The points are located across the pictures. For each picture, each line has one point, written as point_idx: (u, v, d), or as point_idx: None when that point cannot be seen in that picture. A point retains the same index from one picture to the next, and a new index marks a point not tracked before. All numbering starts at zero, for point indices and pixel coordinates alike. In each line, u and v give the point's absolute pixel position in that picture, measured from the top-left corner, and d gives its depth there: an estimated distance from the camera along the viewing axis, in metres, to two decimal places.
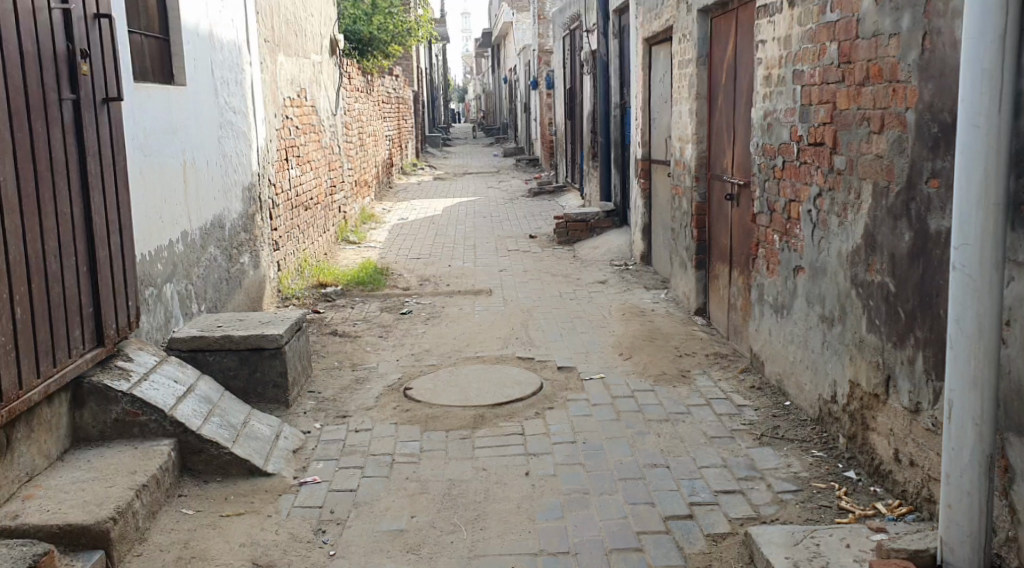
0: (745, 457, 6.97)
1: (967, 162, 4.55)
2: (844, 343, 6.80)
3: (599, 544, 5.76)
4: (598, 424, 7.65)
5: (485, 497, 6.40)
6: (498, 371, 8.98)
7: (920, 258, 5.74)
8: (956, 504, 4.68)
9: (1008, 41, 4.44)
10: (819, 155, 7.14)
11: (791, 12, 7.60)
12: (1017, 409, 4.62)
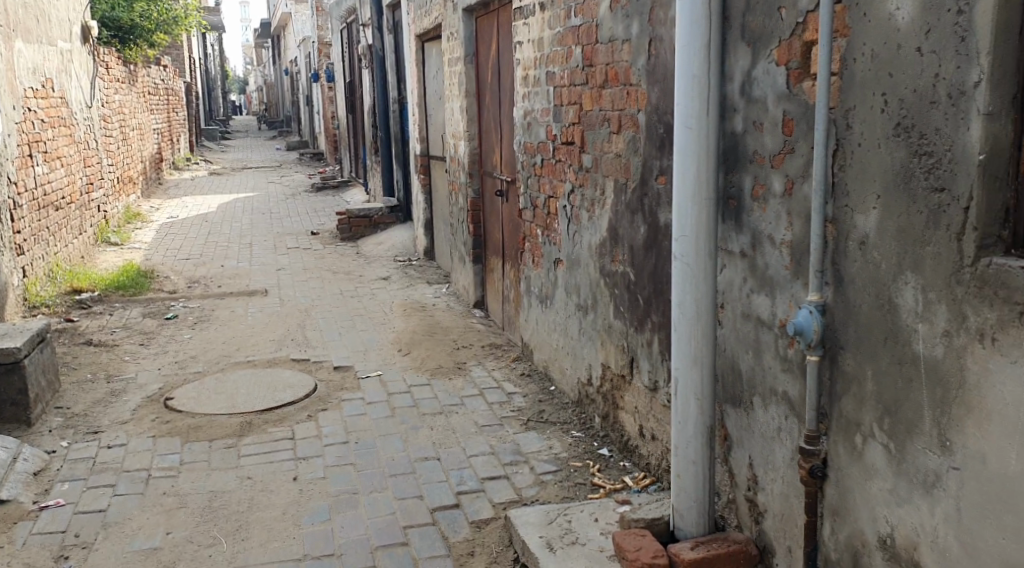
0: (512, 443, 7.22)
1: (682, 162, 4.92)
2: (596, 329, 7.20)
3: (365, 543, 5.77)
4: (371, 422, 7.66)
5: (249, 506, 6.23)
6: (270, 375, 8.74)
7: (653, 249, 6.18)
8: (683, 473, 5.07)
9: (713, 52, 4.81)
10: (569, 153, 7.49)
11: (542, 15, 7.85)
12: (732, 383, 5.08)
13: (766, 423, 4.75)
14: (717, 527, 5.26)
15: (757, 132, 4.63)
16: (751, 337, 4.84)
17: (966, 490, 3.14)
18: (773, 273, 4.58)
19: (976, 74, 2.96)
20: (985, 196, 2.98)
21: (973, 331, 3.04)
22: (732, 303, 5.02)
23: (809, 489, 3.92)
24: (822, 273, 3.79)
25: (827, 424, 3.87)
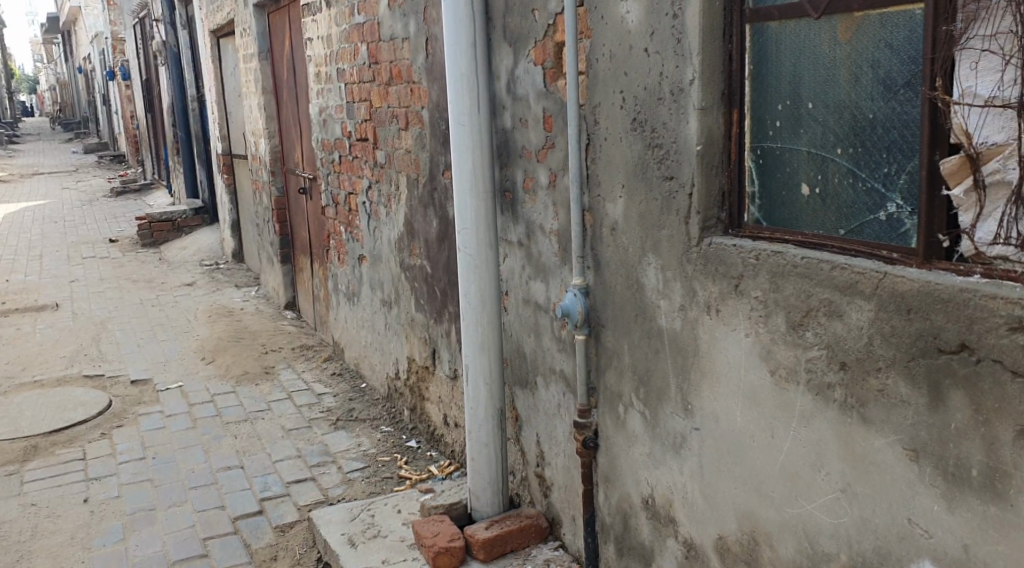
0: (320, 443, 6.23)
1: (456, 160, 4.07)
2: (400, 323, 6.04)
3: (160, 559, 4.99)
4: (172, 436, 6.66)
5: (32, 535, 5.33)
6: (58, 395, 7.75)
7: (445, 241, 5.09)
8: (476, 456, 4.17)
9: (479, 49, 4.02)
10: (364, 150, 6.13)
11: (329, 9, 6.47)
12: (517, 365, 4.20)
13: (549, 400, 3.97)
14: (511, 506, 4.37)
15: (524, 128, 3.89)
16: (530, 320, 4.04)
17: (706, 450, 3.09)
18: (545, 259, 3.85)
19: (691, 73, 2.95)
20: (704, 182, 2.97)
21: (702, 304, 3.01)
22: (515, 290, 4.15)
23: (585, 462, 3.67)
24: (583, 259, 3.54)
25: (598, 397, 3.62)
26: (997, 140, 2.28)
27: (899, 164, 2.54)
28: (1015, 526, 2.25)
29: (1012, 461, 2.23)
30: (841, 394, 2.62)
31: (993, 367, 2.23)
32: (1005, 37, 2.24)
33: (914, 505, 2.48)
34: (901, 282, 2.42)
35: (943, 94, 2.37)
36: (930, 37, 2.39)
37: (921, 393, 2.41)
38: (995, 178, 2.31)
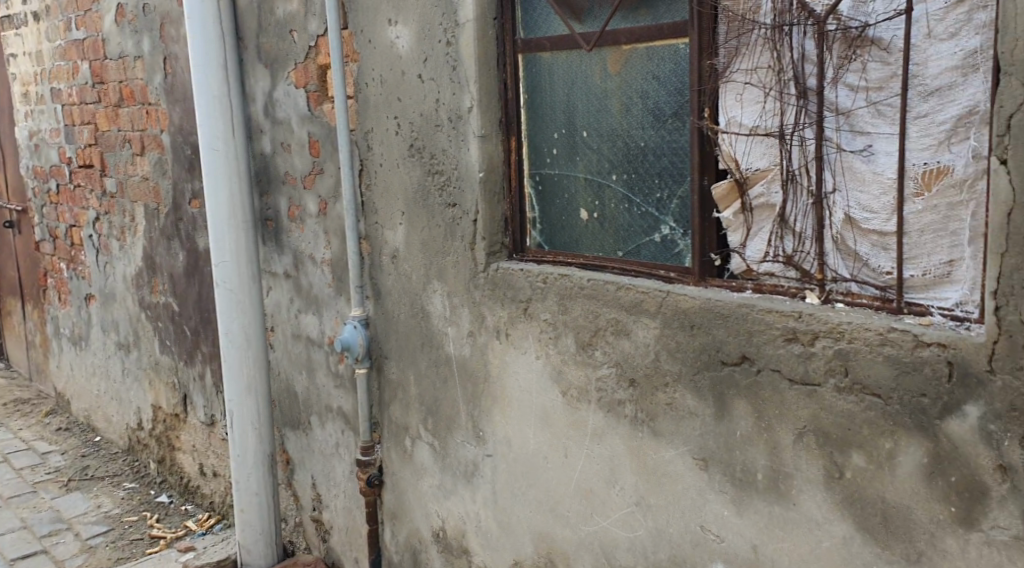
0: (50, 510, 5.36)
1: (208, 189, 3.72)
2: (142, 367, 5.52)
3: None
4: None
5: None
6: None
7: (195, 276, 4.72)
8: (246, 507, 3.86)
9: (230, 70, 3.75)
10: (89, 177, 5.56)
11: (38, 23, 5.83)
12: (287, 404, 3.98)
13: (325, 439, 3.78)
14: (284, 555, 4.11)
15: (286, 152, 3.71)
16: (301, 355, 3.84)
17: (499, 475, 3.05)
18: (317, 292, 3.68)
19: (469, 100, 2.92)
20: (488, 210, 2.94)
21: (491, 329, 2.98)
22: (282, 325, 3.94)
23: (369, 500, 3.54)
24: (361, 288, 3.42)
25: (380, 431, 3.51)
26: (761, 166, 2.39)
27: (670, 189, 2.60)
28: (799, 523, 2.35)
29: (793, 462, 2.33)
30: (632, 409, 2.63)
31: (772, 376, 2.33)
32: (763, 71, 2.34)
33: (705, 512, 2.54)
34: (683, 300, 2.47)
35: (710, 123, 2.45)
36: (695, 70, 2.46)
37: (706, 405, 2.47)
38: (760, 202, 2.41)
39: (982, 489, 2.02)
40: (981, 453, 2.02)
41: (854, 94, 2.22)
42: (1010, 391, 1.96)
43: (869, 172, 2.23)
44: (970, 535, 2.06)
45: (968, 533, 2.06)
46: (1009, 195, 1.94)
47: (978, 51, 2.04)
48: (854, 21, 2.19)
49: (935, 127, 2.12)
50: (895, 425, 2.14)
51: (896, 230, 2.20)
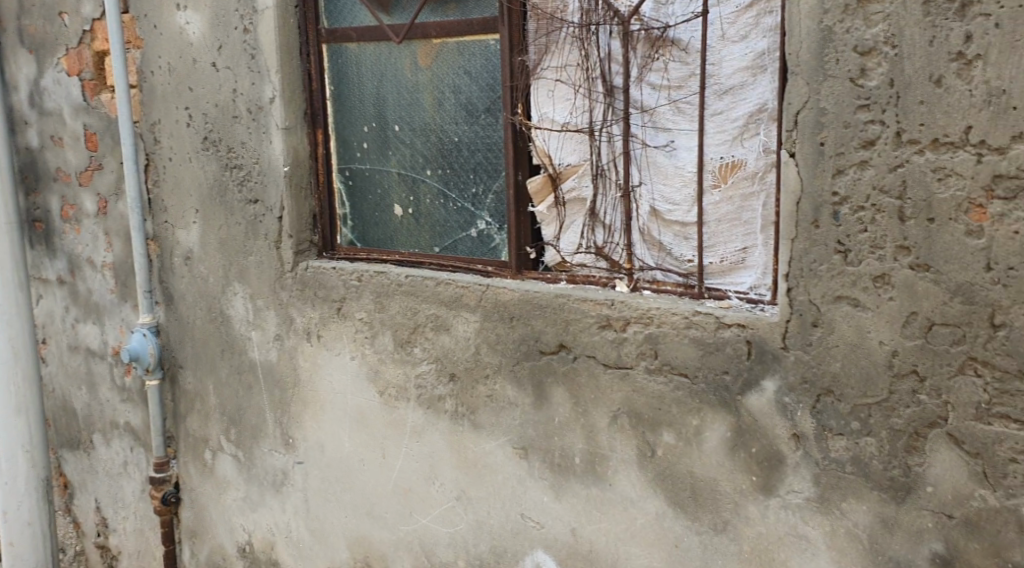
0: None
1: None
2: None
3: None
4: None
5: None
6: None
7: None
8: (16, 540, 3.47)
9: None
10: None
11: None
12: (66, 423, 3.66)
13: (110, 459, 3.50)
14: None
15: (56, 147, 3.39)
16: (81, 370, 3.53)
17: (311, 482, 2.94)
18: (98, 299, 3.39)
19: (270, 91, 2.79)
20: (296, 204, 2.83)
21: (301, 331, 2.87)
22: (56, 338, 3.60)
23: (164, 520, 3.31)
24: (150, 293, 3.20)
25: (176, 446, 3.29)
26: (572, 161, 2.42)
27: (485, 184, 2.61)
28: (614, 503, 2.32)
29: (608, 443, 2.31)
30: (452, 404, 2.59)
31: (588, 362, 2.30)
32: (572, 68, 2.37)
33: (525, 499, 2.48)
34: (502, 293, 2.44)
35: (523, 119, 2.46)
36: (506, 67, 2.46)
37: (525, 395, 2.43)
38: (572, 196, 2.44)
39: (778, 456, 2.04)
40: (777, 423, 2.03)
41: (657, 92, 2.28)
42: (801, 364, 1.98)
43: (671, 167, 2.29)
44: (769, 501, 2.06)
45: (767, 499, 2.06)
46: (796, 186, 1.95)
47: (765, 53, 2.14)
48: (655, 23, 2.26)
49: (730, 123, 2.21)
50: (700, 403, 2.14)
51: (697, 221, 2.28)
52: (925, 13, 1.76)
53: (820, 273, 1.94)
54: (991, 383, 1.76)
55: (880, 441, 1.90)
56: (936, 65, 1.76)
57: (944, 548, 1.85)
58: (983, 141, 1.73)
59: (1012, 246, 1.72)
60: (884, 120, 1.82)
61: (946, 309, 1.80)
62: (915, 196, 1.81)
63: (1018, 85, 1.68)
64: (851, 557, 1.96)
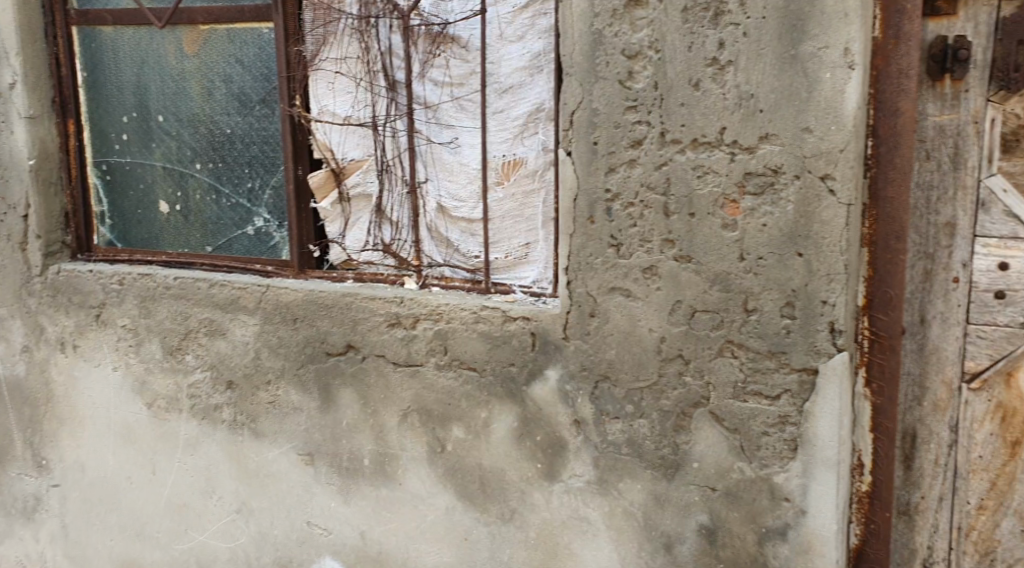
0: None
1: None
2: None
3: None
4: None
5: None
6: None
7: None
8: None
9: None
10: None
11: None
12: None
13: None
14: None
15: None
16: None
17: (69, 505, 2.69)
18: None
19: (11, 76, 2.55)
20: (43, 202, 2.59)
21: (53, 340, 2.62)
22: None
23: None
24: None
25: None
26: (355, 156, 2.34)
27: (262, 179, 2.50)
28: (403, 501, 2.19)
29: (398, 442, 2.17)
30: (230, 413, 2.43)
31: (378, 361, 2.17)
32: (352, 61, 2.29)
33: (311, 506, 2.34)
34: (285, 293, 2.30)
35: (301, 111, 2.37)
36: (283, 57, 2.36)
37: (312, 399, 2.29)
38: (357, 192, 2.35)
39: (561, 442, 1.93)
40: (559, 412, 1.92)
41: (439, 89, 2.22)
42: (581, 353, 1.87)
43: (456, 164, 2.23)
44: (553, 486, 1.95)
45: (552, 486, 1.95)
46: (572, 183, 1.81)
47: (542, 53, 2.10)
48: (435, 19, 2.20)
49: (509, 121, 2.16)
50: (488, 397, 2.02)
51: (482, 218, 2.22)
52: (683, 21, 1.66)
53: (596, 266, 1.82)
54: (746, 363, 1.70)
55: (651, 422, 1.81)
56: (694, 69, 1.66)
57: (709, 520, 1.76)
58: (736, 140, 1.64)
59: (761, 238, 1.64)
60: (649, 120, 1.71)
61: (706, 297, 1.71)
62: (678, 193, 1.71)
63: (764, 90, 1.60)
64: (627, 536, 1.86)
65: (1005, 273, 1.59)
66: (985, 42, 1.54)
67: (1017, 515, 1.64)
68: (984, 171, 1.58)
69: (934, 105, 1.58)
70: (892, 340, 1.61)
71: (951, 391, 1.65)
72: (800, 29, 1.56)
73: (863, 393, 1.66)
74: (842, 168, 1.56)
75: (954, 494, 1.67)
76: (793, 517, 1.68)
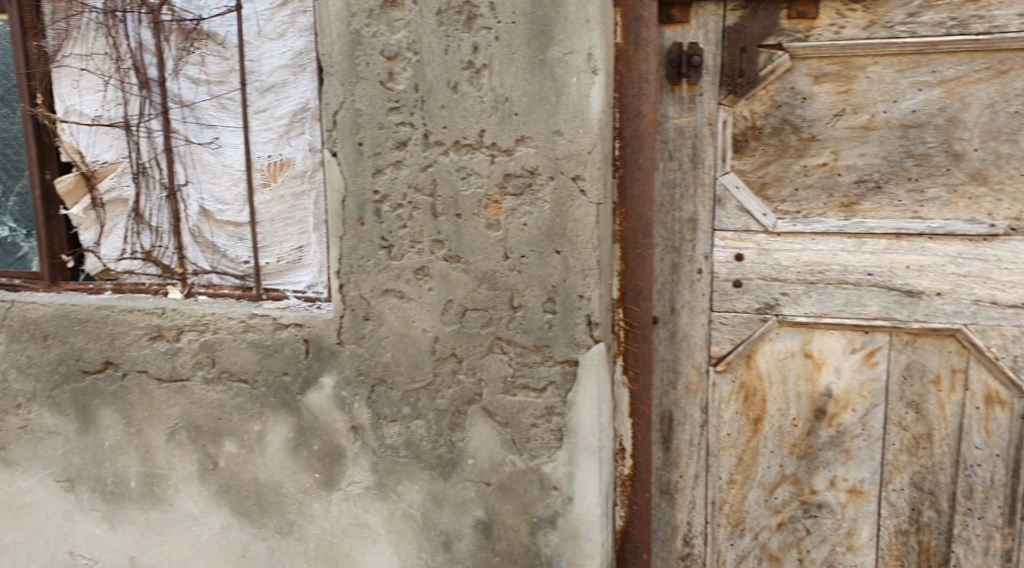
0: None
1: None
2: None
3: None
4: None
5: None
6: None
7: None
8: None
9: None
10: None
11: None
12: None
13: None
14: None
15: None
16: None
17: None
18: None
19: None
20: None
21: None
22: None
23: None
24: None
25: None
26: (109, 158, 2.09)
27: (4, 186, 2.27)
28: (173, 522, 1.99)
29: (166, 461, 1.97)
30: None
31: (139, 378, 1.96)
32: (99, 57, 2.05)
33: (74, 536, 2.08)
34: (31, 308, 2.03)
35: (45, 112, 2.09)
36: (19, 52, 2.08)
37: (68, 420, 2.03)
38: (112, 197, 2.10)
39: (339, 450, 1.79)
40: (335, 419, 1.78)
41: (195, 87, 2.00)
42: (357, 357, 1.74)
43: (219, 165, 2.02)
44: (332, 495, 1.81)
45: (330, 494, 1.82)
46: (340, 184, 1.68)
47: (304, 52, 1.93)
48: (187, 15, 1.98)
49: (273, 121, 1.97)
50: (262, 408, 1.85)
51: (249, 221, 2.01)
52: (438, 24, 1.58)
53: (369, 269, 1.70)
54: (514, 358, 1.65)
55: (428, 422, 1.71)
56: (451, 71, 1.59)
57: (484, 514, 1.70)
58: (495, 143, 1.59)
59: (522, 237, 1.61)
60: (412, 121, 1.62)
61: (475, 295, 1.65)
62: (444, 193, 1.63)
63: (517, 94, 1.56)
64: (407, 538, 1.77)
65: (740, 263, 1.67)
66: (714, 48, 1.59)
67: (761, 486, 1.73)
68: (719, 169, 1.64)
69: (674, 107, 1.64)
70: (644, 330, 1.68)
71: (700, 374, 1.72)
72: (547, 34, 1.53)
73: (620, 381, 1.72)
74: (591, 169, 1.55)
75: (707, 471, 1.75)
76: (561, 504, 1.66)
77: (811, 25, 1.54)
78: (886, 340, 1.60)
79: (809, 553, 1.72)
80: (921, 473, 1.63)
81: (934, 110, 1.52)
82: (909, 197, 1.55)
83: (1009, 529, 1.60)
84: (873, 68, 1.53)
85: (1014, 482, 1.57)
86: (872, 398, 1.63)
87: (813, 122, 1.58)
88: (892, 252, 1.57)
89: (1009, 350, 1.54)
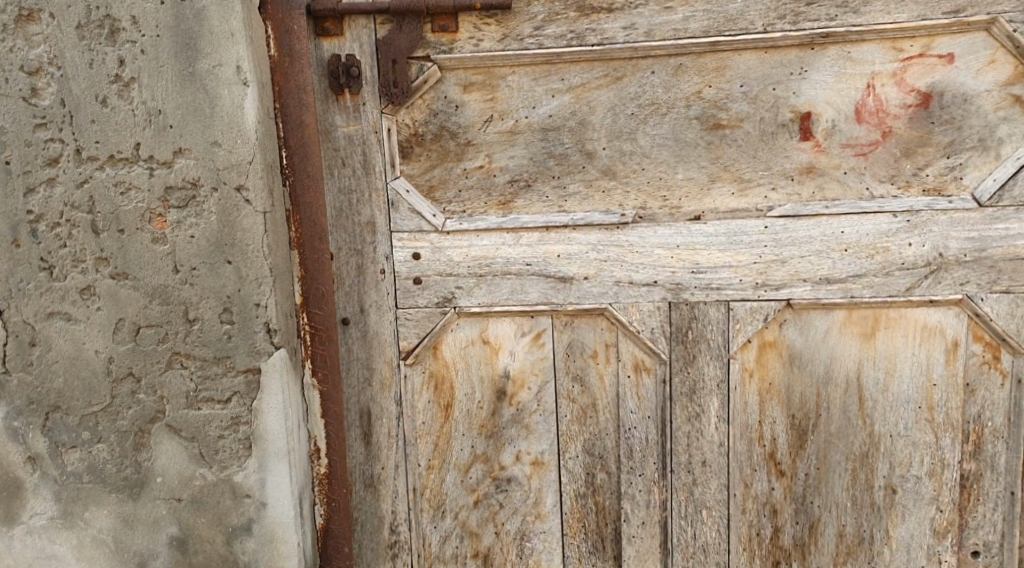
0: None
1: None
2: None
3: None
4: None
5: None
6: None
7: None
8: None
9: None
10: None
11: None
12: None
13: None
14: None
15: None
16: None
17: None
18: None
19: None
20: None
21: None
22: None
23: None
24: None
25: None
26: None
27: None
28: None
29: None
30: None
31: None
32: None
33: None
34: None
35: None
36: None
37: None
38: None
39: (17, 482, 1.67)
40: (10, 452, 1.66)
41: None
42: (26, 386, 1.64)
43: None
44: (13, 531, 1.69)
45: (11, 530, 1.69)
46: None
47: None
48: None
49: None
50: None
51: None
52: (79, 38, 1.54)
53: (29, 292, 1.61)
54: (195, 371, 1.64)
55: (111, 444, 1.66)
56: (98, 85, 1.56)
57: (179, 530, 1.68)
58: (152, 155, 1.57)
59: (191, 249, 1.60)
60: (61, 137, 1.57)
61: (147, 311, 1.62)
62: (103, 209, 1.59)
63: (170, 106, 1.56)
64: (100, 564, 1.70)
65: (418, 262, 1.75)
66: (369, 59, 1.67)
67: (456, 468, 1.83)
68: (389, 174, 1.72)
69: (340, 117, 1.70)
70: (329, 331, 1.76)
71: (391, 368, 1.79)
72: (193, 47, 1.54)
73: (310, 383, 1.78)
74: (252, 178, 1.58)
75: (406, 461, 1.83)
76: (256, 511, 1.68)
77: (453, 38, 1.65)
78: (549, 322, 1.75)
79: (503, 525, 1.84)
80: (591, 440, 1.79)
81: (566, 114, 1.67)
82: (554, 193, 1.70)
83: (664, 483, 1.79)
84: (511, 77, 1.67)
85: (663, 440, 1.77)
86: (543, 375, 1.77)
87: (467, 128, 1.69)
88: (545, 243, 1.72)
89: (646, 324, 1.72)
